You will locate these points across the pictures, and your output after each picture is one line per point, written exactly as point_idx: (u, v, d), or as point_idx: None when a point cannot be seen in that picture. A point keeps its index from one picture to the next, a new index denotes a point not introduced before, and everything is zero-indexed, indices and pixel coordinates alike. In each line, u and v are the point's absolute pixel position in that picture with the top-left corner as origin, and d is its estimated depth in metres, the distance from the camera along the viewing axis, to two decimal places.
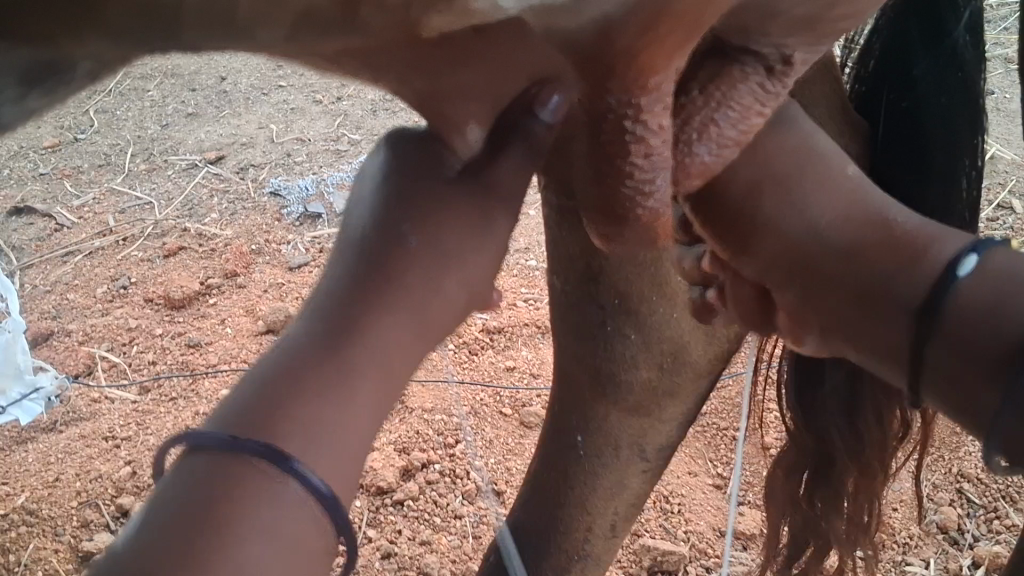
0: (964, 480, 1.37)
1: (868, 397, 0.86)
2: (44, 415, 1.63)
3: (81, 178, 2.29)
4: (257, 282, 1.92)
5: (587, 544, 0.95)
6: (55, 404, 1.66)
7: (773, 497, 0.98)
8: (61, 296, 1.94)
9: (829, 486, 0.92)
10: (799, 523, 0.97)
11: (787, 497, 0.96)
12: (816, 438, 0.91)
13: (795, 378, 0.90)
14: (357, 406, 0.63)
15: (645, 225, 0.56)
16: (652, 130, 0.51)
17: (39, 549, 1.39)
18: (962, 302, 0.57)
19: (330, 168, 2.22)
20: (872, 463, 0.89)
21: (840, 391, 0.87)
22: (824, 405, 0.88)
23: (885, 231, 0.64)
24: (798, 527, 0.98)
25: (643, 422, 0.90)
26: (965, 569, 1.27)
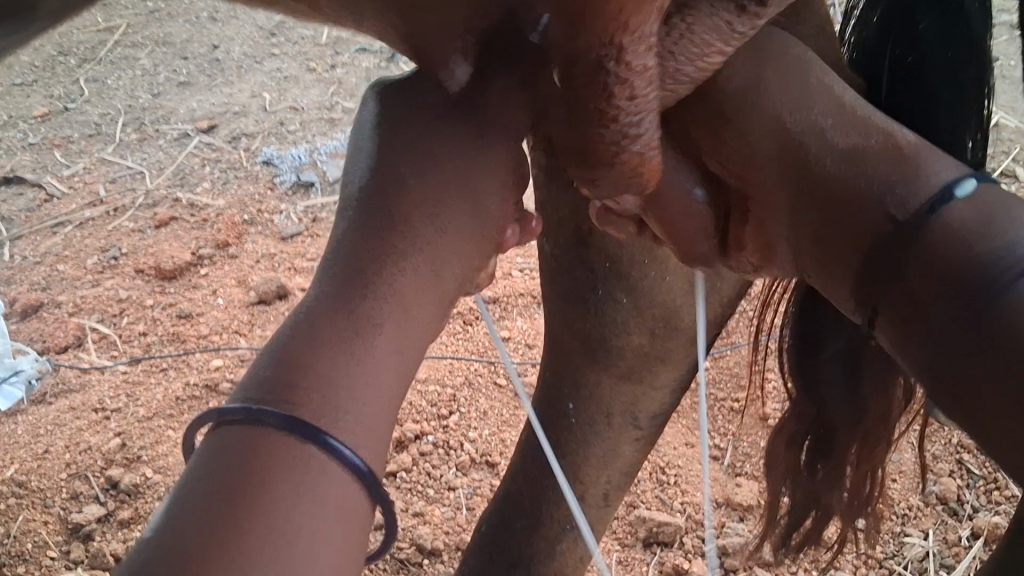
0: (964, 450, 1.35)
1: (868, 362, 0.82)
2: (25, 398, 1.60)
3: (72, 148, 2.26)
4: (250, 253, 1.89)
5: (580, 514, 0.93)
6: (36, 387, 1.62)
7: (773, 463, 0.97)
8: (51, 267, 1.91)
9: (830, 454, 0.90)
10: (799, 489, 0.96)
11: (788, 464, 0.95)
12: (816, 405, 0.88)
13: (795, 344, 0.88)
14: (376, 354, 0.58)
15: (629, 172, 0.58)
16: (635, 71, 0.54)
17: (28, 521, 1.38)
18: (945, 234, 0.48)
19: (323, 137, 2.19)
20: (874, 432, 0.86)
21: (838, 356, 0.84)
22: (823, 370, 0.85)
23: (881, 146, 0.53)
24: (799, 495, 0.97)
25: (635, 389, 0.87)
26: (964, 540, 1.25)
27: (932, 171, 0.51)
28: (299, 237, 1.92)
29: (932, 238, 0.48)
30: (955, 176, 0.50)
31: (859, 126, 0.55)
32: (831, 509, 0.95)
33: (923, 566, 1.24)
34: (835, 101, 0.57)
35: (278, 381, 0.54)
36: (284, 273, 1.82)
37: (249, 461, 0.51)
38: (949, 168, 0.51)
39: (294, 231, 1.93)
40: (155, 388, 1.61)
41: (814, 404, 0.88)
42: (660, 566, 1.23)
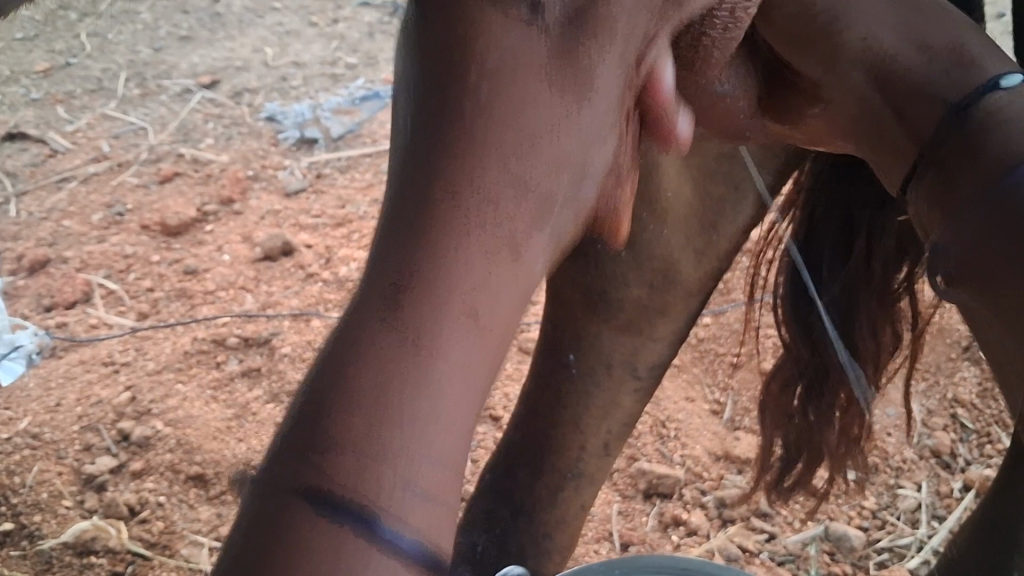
0: (958, 405, 1.38)
1: (860, 310, 0.83)
2: (26, 373, 1.59)
3: (74, 104, 2.25)
4: (254, 209, 1.91)
5: (581, 462, 0.96)
6: (37, 361, 1.61)
7: (768, 407, 0.99)
8: (57, 223, 1.91)
9: (821, 398, 0.93)
10: (791, 432, 0.98)
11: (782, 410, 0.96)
12: (812, 348, 0.91)
13: (790, 291, 0.89)
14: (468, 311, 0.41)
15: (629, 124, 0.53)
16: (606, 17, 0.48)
17: (43, 471, 1.40)
18: (998, 119, 0.51)
19: (326, 93, 2.21)
20: (864, 373, 0.87)
21: (832, 302, 0.84)
22: (816, 315, 0.87)
23: (946, 48, 0.56)
24: (792, 439, 0.99)
25: (634, 341, 0.89)
26: (956, 492, 1.29)
27: (982, 64, 0.54)
28: (303, 193, 1.94)
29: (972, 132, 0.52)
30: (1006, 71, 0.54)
31: (914, 28, 0.57)
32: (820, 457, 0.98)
33: (915, 516, 1.27)
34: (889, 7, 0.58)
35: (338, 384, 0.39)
36: (289, 229, 1.85)
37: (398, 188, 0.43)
38: (998, 65, 0.54)
39: (299, 186, 1.95)
40: (163, 343, 1.64)
41: (811, 349, 0.91)
42: (660, 516, 1.27)
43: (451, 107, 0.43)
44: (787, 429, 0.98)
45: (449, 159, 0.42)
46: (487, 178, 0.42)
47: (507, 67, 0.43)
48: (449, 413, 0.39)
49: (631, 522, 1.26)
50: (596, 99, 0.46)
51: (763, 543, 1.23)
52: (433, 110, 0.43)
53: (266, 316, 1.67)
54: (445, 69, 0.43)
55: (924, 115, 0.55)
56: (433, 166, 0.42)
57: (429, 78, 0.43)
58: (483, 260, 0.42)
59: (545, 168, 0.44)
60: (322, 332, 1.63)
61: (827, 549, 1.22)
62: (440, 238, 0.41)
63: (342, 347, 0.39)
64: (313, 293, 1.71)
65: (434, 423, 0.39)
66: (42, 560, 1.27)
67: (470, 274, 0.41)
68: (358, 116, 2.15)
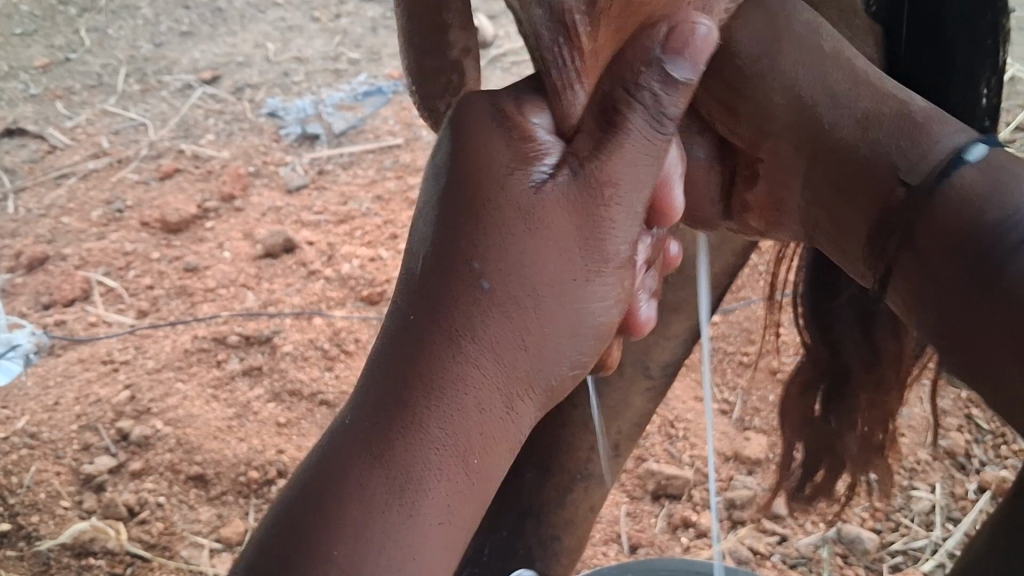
0: (973, 405, 1.36)
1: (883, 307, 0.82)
2: (22, 373, 1.56)
3: (74, 99, 2.23)
4: (256, 205, 1.89)
5: (590, 464, 0.94)
6: (34, 361, 1.58)
7: (788, 410, 0.95)
8: (56, 220, 1.89)
9: (842, 403, 0.89)
10: (811, 437, 0.95)
11: (801, 414, 0.94)
12: (831, 350, 0.86)
13: (810, 287, 0.86)
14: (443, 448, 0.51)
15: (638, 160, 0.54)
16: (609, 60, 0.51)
17: (40, 471, 1.38)
18: (960, 192, 0.48)
19: (328, 88, 2.19)
20: (887, 376, 0.84)
21: (855, 298, 0.82)
22: (838, 314, 0.84)
23: (897, 116, 0.53)
24: (812, 443, 0.96)
25: (646, 339, 0.87)
26: (971, 493, 1.26)
27: (940, 137, 0.50)
28: (305, 189, 1.92)
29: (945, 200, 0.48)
30: (968, 139, 0.50)
31: (874, 96, 0.54)
32: (842, 463, 0.96)
33: (929, 518, 1.25)
34: (836, 75, 0.56)
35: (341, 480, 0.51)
36: (291, 225, 1.82)
37: (401, 326, 0.53)
38: (959, 134, 0.50)
39: (300, 182, 1.93)
40: (163, 341, 1.61)
41: (831, 351, 0.86)
42: (669, 518, 1.24)
43: (448, 275, 0.51)
44: (807, 433, 0.95)
45: (438, 323, 0.51)
46: (464, 350, 0.51)
47: (500, 243, 0.51)
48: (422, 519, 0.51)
49: (639, 524, 1.24)
50: (589, 280, 0.52)
51: (775, 545, 1.21)
52: (435, 269, 0.52)
53: (268, 314, 1.65)
54: (451, 235, 0.52)
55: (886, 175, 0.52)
56: (428, 325, 0.52)
57: (441, 232, 0.52)
58: (452, 422, 0.51)
59: (525, 340, 0.52)
60: (324, 331, 1.61)
61: (840, 551, 1.19)
62: (420, 397, 0.51)
63: (348, 455, 0.52)
64: (315, 290, 1.68)
65: (397, 546, 0.50)
66: (39, 562, 1.25)
67: (441, 431, 0.51)
68: (360, 111, 2.13)
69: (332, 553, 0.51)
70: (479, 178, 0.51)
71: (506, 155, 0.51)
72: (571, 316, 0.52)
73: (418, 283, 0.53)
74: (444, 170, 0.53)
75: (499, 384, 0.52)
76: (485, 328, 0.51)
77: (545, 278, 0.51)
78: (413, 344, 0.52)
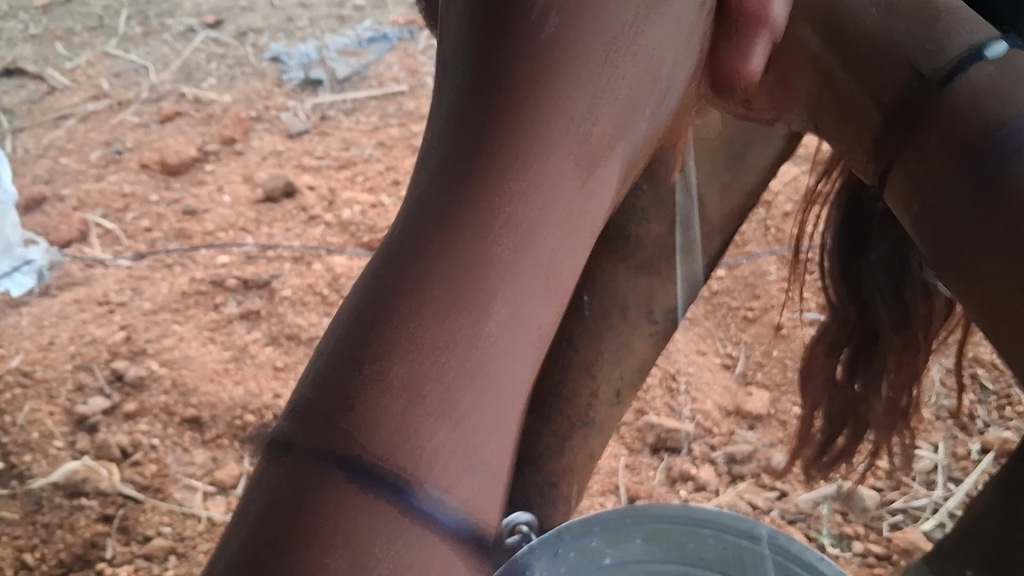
0: (978, 365, 1.34)
1: (914, 268, 0.76)
2: (36, 288, 1.59)
3: (74, 41, 2.19)
4: (257, 149, 1.86)
5: (591, 410, 0.92)
6: (47, 278, 1.61)
7: (811, 374, 0.93)
8: (54, 161, 1.86)
9: (870, 363, 0.86)
10: (840, 401, 0.91)
11: (825, 375, 0.91)
12: (859, 306, 0.83)
13: (841, 244, 0.82)
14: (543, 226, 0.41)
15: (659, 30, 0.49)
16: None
17: (34, 411, 1.36)
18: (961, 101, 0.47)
19: (333, 34, 2.14)
20: (916, 337, 0.80)
21: (887, 260, 0.77)
22: (868, 268, 0.79)
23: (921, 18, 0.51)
24: (835, 408, 0.93)
25: (651, 282, 0.85)
26: (974, 454, 1.25)
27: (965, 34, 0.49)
28: (307, 135, 1.89)
29: (941, 111, 0.48)
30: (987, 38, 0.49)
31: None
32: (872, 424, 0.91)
33: (930, 478, 1.23)
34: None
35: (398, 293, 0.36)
36: (292, 170, 1.80)
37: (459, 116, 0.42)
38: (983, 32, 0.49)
39: (302, 128, 1.90)
40: (159, 283, 1.59)
41: (858, 304, 0.83)
42: (668, 471, 1.23)
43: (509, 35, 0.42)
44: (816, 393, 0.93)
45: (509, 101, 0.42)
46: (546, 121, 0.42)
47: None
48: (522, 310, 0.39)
49: (638, 476, 1.22)
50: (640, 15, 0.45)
51: (774, 500, 1.19)
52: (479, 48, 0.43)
53: (267, 258, 1.62)
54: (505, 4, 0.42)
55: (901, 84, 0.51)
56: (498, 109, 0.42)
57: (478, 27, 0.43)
58: (539, 202, 0.41)
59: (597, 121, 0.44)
60: (324, 276, 1.58)
61: (839, 509, 1.18)
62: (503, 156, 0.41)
63: (414, 252, 0.38)
64: (315, 236, 1.66)
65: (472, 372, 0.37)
66: (31, 501, 1.25)
67: (540, 220, 0.41)
68: (366, 58, 2.09)
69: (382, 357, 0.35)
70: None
71: None
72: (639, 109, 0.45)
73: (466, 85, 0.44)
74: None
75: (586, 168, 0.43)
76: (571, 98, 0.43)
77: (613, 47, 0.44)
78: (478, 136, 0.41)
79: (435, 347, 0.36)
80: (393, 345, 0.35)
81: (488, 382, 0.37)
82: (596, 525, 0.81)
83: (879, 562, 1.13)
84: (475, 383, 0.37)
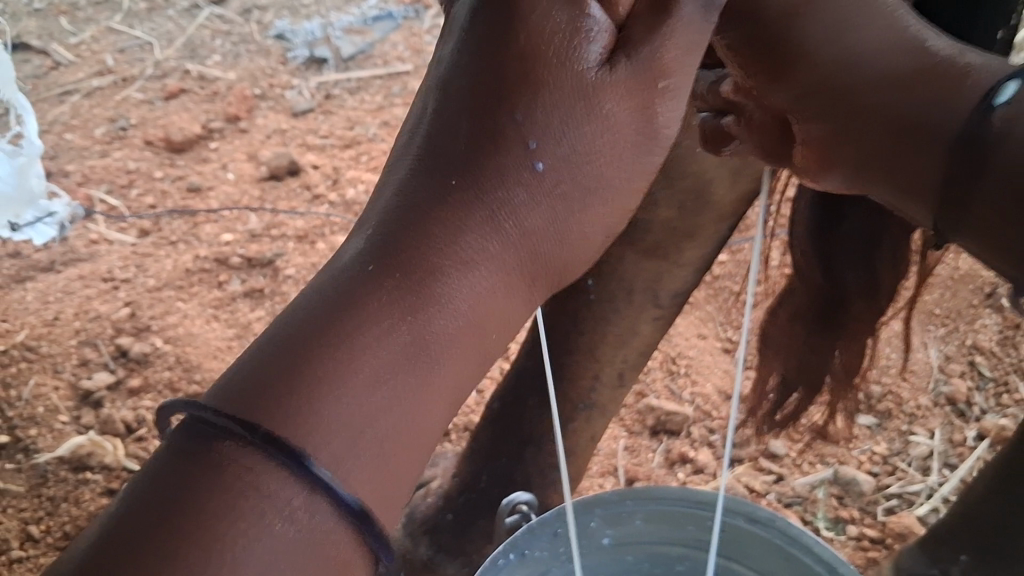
0: (977, 352, 1.35)
1: (886, 242, 0.81)
2: (57, 239, 1.64)
3: (78, 15, 2.18)
4: (260, 127, 1.87)
5: (593, 393, 0.93)
6: (69, 230, 1.66)
7: (770, 337, 0.95)
8: (58, 136, 1.86)
9: (832, 327, 0.89)
10: (791, 364, 0.95)
11: (785, 337, 0.93)
12: (827, 280, 0.85)
13: (812, 220, 0.82)
14: (454, 359, 0.49)
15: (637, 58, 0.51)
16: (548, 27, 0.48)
17: (38, 384, 1.37)
18: (1004, 142, 0.48)
19: (337, 11, 2.14)
20: (879, 301, 0.85)
21: (862, 231, 0.80)
22: (840, 244, 0.81)
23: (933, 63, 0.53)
24: (791, 370, 0.97)
25: (659, 266, 0.85)
26: (970, 441, 1.26)
27: (980, 77, 0.51)
28: (311, 113, 1.89)
29: (998, 150, 0.48)
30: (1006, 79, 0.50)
31: (903, 36, 0.54)
32: (822, 385, 0.97)
33: (927, 463, 1.24)
34: (871, 26, 0.54)
35: (348, 374, 0.46)
36: (296, 149, 1.80)
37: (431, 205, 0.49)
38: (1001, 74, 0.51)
39: (306, 106, 1.90)
40: (164, 261, 1.59)
41: (824, 277, 0.85)
42: (666, 453, 1.24)
43: (496, 175, 0.49)
44: (791, 362, 0.96)
45: (479, 186, 0.49)
46: (499, 212, 0.49)
47: (553, 110, 0.48)
48: (427, 418, 0.48)
49: (637, 458, 1.24)
50: (634, 164, 0.51)
51: (771, 484, 1.21)
52: (473, 128, 0.49)
53: (271, 237, 1.63)
54: (499, 127, 0.48)
55: (931, 139, 0.52)
56: (467, 182, 0.49)
57: (481, 93, 0.49)
58: (474, 301, 0.50)
59: (530, 250, 0.51)
60: (327, 256, 1.59)
61: (835, 493, 1.20)
62: (446, 273, 0.49)
63: (373, 332, 0.48)
64: (318, 216, 1.66)
65: (398, 418, 0.47)
66: (37, 474, 1.26)
67: (449, 359, 0.49)
68: (370, 36, 2.09)
69: (322, 415, 0.45)
70: (539, 58, 0.48)
71: (567, 27, 0.48)
72: (596, 214, 0.51)
73: (453, 131, 0.50)
74: (491, 34, 0.49)
75: (522, 274, 0.51)
76: (528, 213, 0.50)
77: (590, 161, 0.50)
78: (444, 199, 0.49)
79: (376, 412, 0.46)
80: (325, 412, 0.45)
81: (398, 454, 0.47)
82: (598, 506, 0.84)
83: (873, 546, 1.15)
84: (395, 450, 0.47)
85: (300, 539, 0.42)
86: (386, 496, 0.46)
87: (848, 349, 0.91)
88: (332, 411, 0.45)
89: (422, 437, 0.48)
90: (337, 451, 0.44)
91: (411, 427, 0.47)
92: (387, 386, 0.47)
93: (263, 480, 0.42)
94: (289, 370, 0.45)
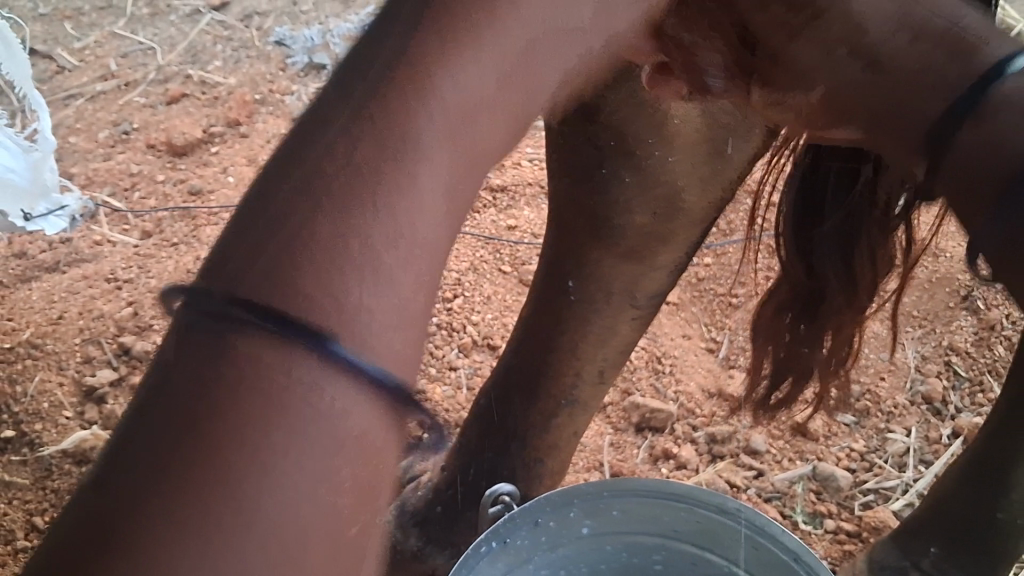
0: (953, 353, 1.39)
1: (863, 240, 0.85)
2: (68, 230, 1.71)
3: (82, 20, 2.23)
4: (260, 132, 1.91)
5: (575, 389, 0.97)
6: (79, 223, 1.73)
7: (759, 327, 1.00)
8: (63, 139, 1.91)
9: (815, 319, 0.94)
10: (779, 352, 1.00)
11: (772, 328, 0.98)
12: (808, 274, 0.90)
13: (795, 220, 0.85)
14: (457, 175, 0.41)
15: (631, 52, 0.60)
16: None
17: (44, 381, 1.42)
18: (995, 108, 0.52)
19: (336, 18, 2.18)
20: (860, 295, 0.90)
21: (841, 230, 0.85)
22: (820, 240, 0.86)
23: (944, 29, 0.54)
24: (779, 359, 1.02)
25: (634, 269, 0.89)
26: (945, 439, 1.30)
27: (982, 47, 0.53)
28: None
29: (992, 113, 0.52)
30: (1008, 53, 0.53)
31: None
32: (809, 372, 1.01)
33: (903, 460, 1.29)
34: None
35: (331, 199, 0.37)
36: None
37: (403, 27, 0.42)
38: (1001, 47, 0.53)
39: (305, 111, 1.94)
40: (166, 262, 1.64)
41: (807, 271, 0.89)
42: (650, 450, 1.28)
43: None
44: (779, 351, 1.01)
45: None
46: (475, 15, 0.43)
47: None
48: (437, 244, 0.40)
49: (622, 454, 1.28)
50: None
51: (751, 479, 1.25)
52: None
53: None
54: None
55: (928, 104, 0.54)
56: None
57: None
58: (466, 110, 0.42)
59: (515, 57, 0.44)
60: None
61: (814, 488, 1.24)
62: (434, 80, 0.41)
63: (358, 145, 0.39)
64: None
65: (402, 246, 0.38)
66: (42, 468, 1.31)
67: (450, 171, 0.41)
68: None
69: (306, 247, 0.36)
70: None
71: None
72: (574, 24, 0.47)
73: None
74: None
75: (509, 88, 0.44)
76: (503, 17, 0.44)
77: None
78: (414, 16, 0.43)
79: (373, 238, 0.37)
80: (310, 250, 0.36)
81: (406, 286, 0.38)
82: (576, 498, 0.87)
83: (849, 539, 1.19)
84: (400, 278, 0.38)
85: (310, 401, 0.34)
86: (399, 354, 0.37)
87: (834, 337, 0.96)
88: (320, 245, 0.36)
89: (431, 261, 0.39)
90: (334, 289, 0.36)
91: (418, 253, 0.39)
92: (384, 202, 0.38)
93: (276, 356, 0.34)
94: (259, 225, 0.37)
